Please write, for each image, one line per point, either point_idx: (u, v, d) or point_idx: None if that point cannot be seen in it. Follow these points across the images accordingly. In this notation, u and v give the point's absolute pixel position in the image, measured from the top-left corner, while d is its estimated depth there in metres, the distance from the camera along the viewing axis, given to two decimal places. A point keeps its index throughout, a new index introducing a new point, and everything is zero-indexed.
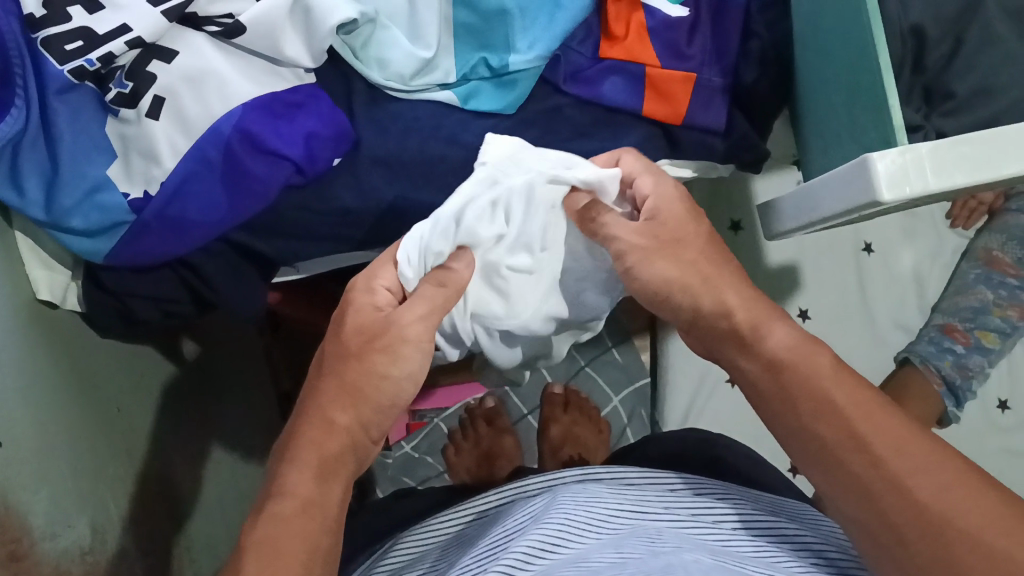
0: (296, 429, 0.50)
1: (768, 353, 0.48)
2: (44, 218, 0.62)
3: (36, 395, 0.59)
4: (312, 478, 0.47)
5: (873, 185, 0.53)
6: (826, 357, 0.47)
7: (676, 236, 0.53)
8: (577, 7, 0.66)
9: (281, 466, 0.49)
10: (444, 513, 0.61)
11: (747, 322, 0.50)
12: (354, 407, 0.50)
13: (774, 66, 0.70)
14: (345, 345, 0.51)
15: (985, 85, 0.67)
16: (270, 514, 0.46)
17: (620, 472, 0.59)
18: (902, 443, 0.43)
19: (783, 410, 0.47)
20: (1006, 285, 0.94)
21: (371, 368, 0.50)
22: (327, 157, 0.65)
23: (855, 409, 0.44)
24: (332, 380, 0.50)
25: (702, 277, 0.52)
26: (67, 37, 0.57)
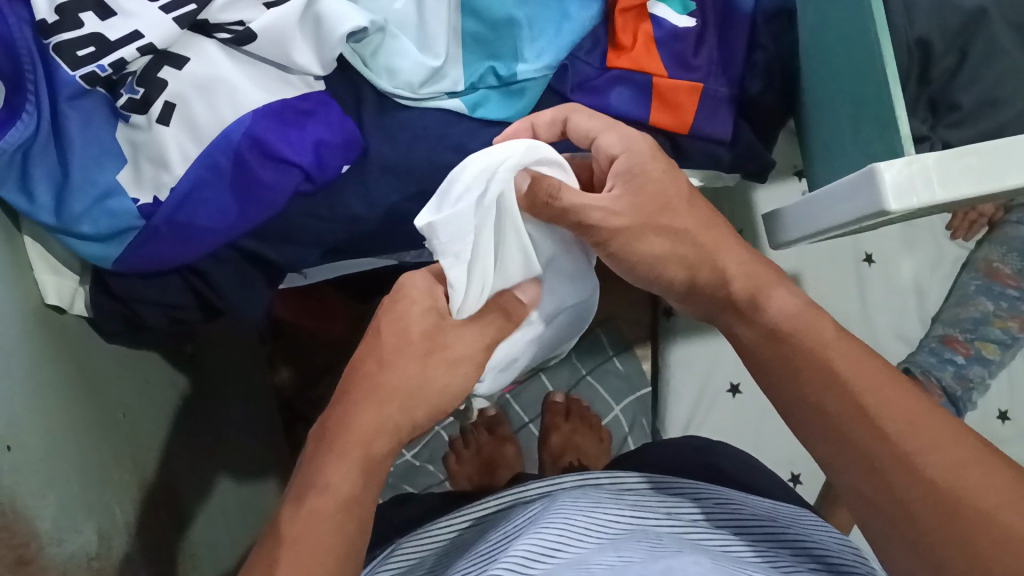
0: (339, 420, 0.51)
1: (769, 321, 0.52)
2: (53, 222, 0.61)
3: (46, 399, 0.60)
4: (353, 475, 0.49)
5: (881, 196, 0.53)
6: (829, 327, 0.50)
7: (661, 202, 0.56)
8: (586, 17, 0.67)
9: (320, 455, 0.50)
10: (443, 520, 0.61)
11: (745, 290, 0.54)
12: (402, 409, 0.52)
13: (781, 79, 0.71)
14: (408, 336, 0.53)
15: (991, 98, 0.68)
16: (309, 508, 0.47)
17: (616, 477, 0.60)
18: (913, 420, 0.43)
19: (784, 372, 0.49)
20: (1006, 297, 0.94)
21: (434, 377, 0.53)
22: (337, 166, 0.65)
23: (863, 383, 0.46)
24: (376, 380, 0.52)
25: (697, 249, 0.56)
26: (79, 43, 0.57)
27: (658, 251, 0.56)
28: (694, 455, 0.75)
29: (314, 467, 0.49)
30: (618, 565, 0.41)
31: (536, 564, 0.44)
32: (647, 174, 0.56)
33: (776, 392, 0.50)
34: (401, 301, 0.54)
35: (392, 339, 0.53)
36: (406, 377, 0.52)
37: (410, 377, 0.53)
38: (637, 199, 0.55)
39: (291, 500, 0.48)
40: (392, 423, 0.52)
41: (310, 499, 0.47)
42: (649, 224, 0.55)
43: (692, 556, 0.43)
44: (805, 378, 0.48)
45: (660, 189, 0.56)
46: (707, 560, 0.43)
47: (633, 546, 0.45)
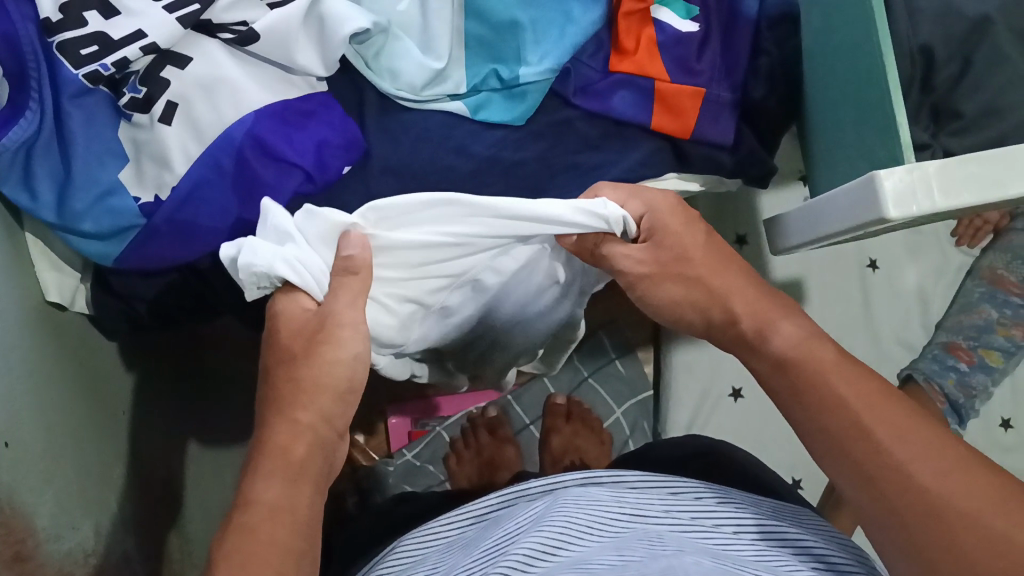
0: (262, 436, 0.52)
1: (774, 350, 0.53)
2: (54, 219, 0.62)
3: (45, 395, 0.60)
4: (276, 481, 0.49)
5: (880, 202, 0.53)
6: (829, 350, 0.51)
7: (677, 252, 0.59)
8: (589, 21, 0.67)
9: (246, 476, 0.50)
10: (449, 515, 0.59)
11: (753, 324, 0.55)
12: (308, 406, 0.53)
13: (783, 83, 0.71)
14: (288, 347, 0.55)
15: (993, 106, 0.67)
16: (240, 525, 0.47)
17: (618, 475, 0.57)
18: (902, 431, 0.45)
19: (795, 403, 0.50)
20: (1010, 304, 0.95)
21: (320, 359, 0.53)
22: (338, 166, 0.66)
23: (858, 400, 0.47)
24: (285, 385, 0.53)
25: (707, 291, 0.59)
26: (83, 42, 0.57)
27: (679, 297, 0.60)
28: (695, 459, 0.74)
29: (244, 487, 0.50)
30: (616, 565, 0.42)
31: (536, 563, 0.46)
32: (667, 229, 0.60)
33: (791, 411, 0.51)
34: (280, 330, 0.55)
35: (287, 356, 0.54)
36: (309, 375, 0.53)
37: (308, 376, 0.53)
38: (659, 254, 0.60)
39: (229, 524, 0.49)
40: (303, 424, 0.52)
41: (242, 515, 0.48)
42: (666, 273, 0.60)
43: (694, 557, 0.44)
44: (812, 405, 0.49)
45: (677, 243, 0.59)
46: (709, 560, 0.44)
47: (635, 544, 0.47)
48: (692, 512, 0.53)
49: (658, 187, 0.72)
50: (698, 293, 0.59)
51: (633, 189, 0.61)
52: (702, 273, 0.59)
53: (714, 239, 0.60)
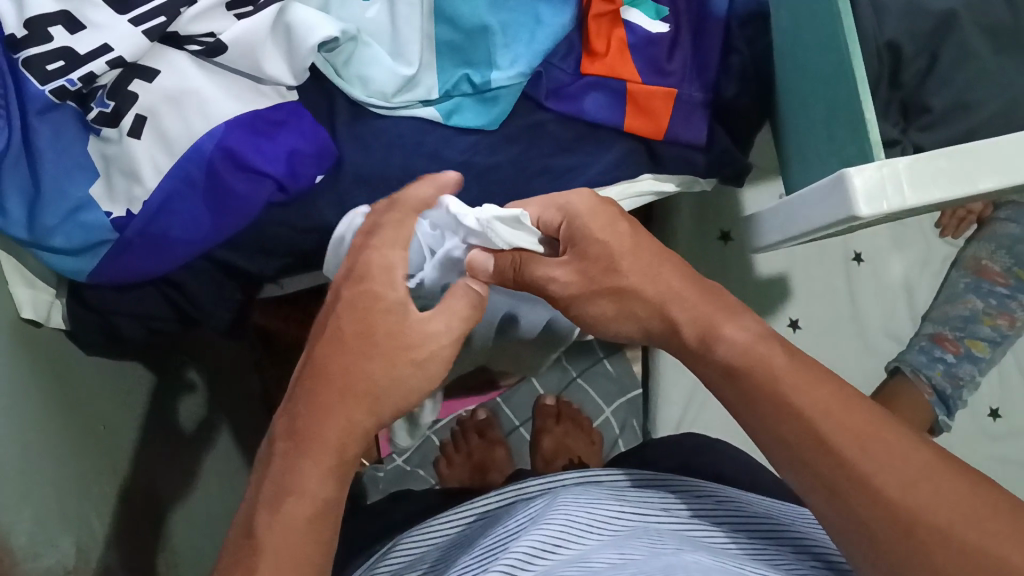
0: (315, 416, 0.47)
1: (721, 358, 0.48)
2: (26, 236, 0.62)
3: (21, 414, 0.60)
4: (332, 481, 0.46)
5: (851, 201, 0.53)
6: (782, 350, 0.47)
7: (607, 261, 0.53)
8: (560, 23, 0.67)
9: (294, 452, 0.46)
10: (445, 515, 0.60)
11: (696, 332, 0.50)
12: (378, 409, 0.49)
13: (754, 82, 0.71)
14: (371, 327, 0.50)
15: (960, 100, 0.68)
16: (282, 512, 0.44)
17: (610, 477, 0.59)
18: (865, 439, 0.42)
19: (749, 411, 0.46)
20: (995, 294, 0.94)
21: (403, 362, 0.50)
22: (310, 174, 0.65)
23: (817, 409, 0.44)
24: (349, 366, 0.49)
25: (647, 302, 0.53)
26: (49, 57, 0.57)
27: (612, 313, 0.54)
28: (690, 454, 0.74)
29: (288, 467, 0.46)
30: (618, 563, 0.41)
31: (536, 560, 0.44)
32: (589, 235, 0.54)
33: (750, 419, 0.46)
34: (365, 295, 0.51)
35: (356, 337, 0.50)
36: (377, 380, 0.49)
37: (378, 377, 0.49)
38: (585, 266, 0.54)
39: (266, 500, 0.45)
40: (364, 425, 0.49)
41: (287, 503, 0.44)
42: (595, 288, 0.54)
43: (692, 556, 0.43)
44: (767, 415, 0.45)
45: (603, 251, 0.53)
46: (707, 559, 0.43)
47: (636, 544, 0.46)
48: (688, 513, 0.54)
49: (635, 188, 0.72)
50: (638, 305, 0.53)
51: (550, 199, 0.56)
52: (635, 278, 0.53)
53: (642, 239, 0.54)
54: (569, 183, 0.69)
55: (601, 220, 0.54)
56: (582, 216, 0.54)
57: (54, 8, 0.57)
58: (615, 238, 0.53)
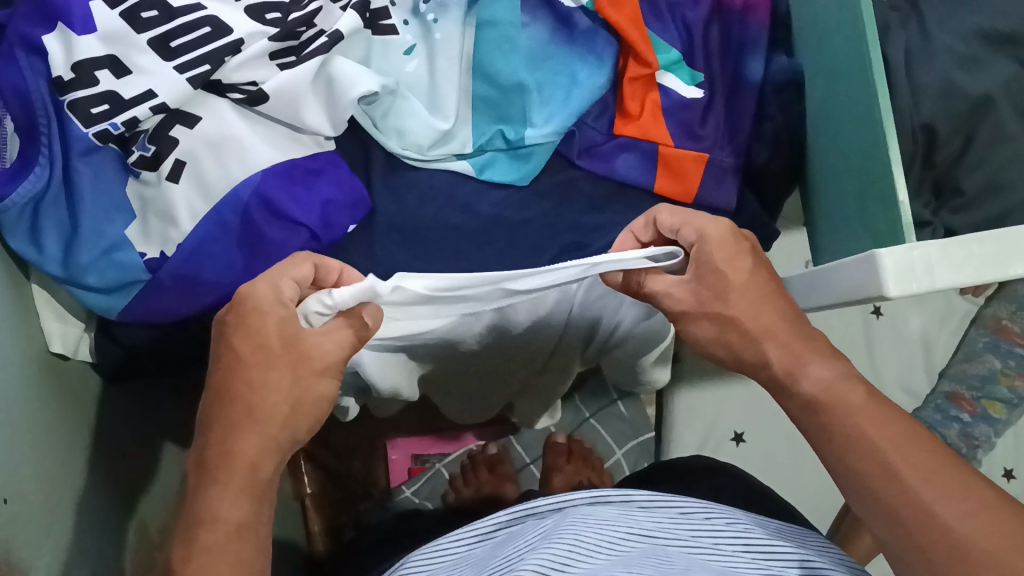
0: (227, 440, 0.45)
1: (805, 392, 0.48)
2: (60, 273, 0.62)
3: (51, 448, 0.61)
4: (246, 503, 0.44)
5: (880, 279, 0.53)
6: (861, 387, 0.47)
7: (720, 289, 0.52)
8: (594, 85, 0.69)
9: (203, 481, 0.44)
10: (455, 531, 0.51)
11: (784, 364, 0.50)
12: (284, 423, 0.46)
13: (787, 147, 0.71)
14: (272, 347, 0.47)
15: (995, 182, 0.67)
16: (202, 545, 0.42)
17: (627, 492, 0.51)
18: (929, 470, 0.43)
19: (826, 443, 0.47)
20: (1015, 354, 0.88)
21: (309, 385, 0.48)
22: (343, 224, 0.66)
23: (889, 443, 0.44)
24: (248, 391, 0.46)
25: (740, 334, 0.51)
26: (94, 100, 0.59)
27: (710, 336, 0.53)
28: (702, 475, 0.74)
29: (197, 498, 0.43)
30: None
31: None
32: (710, 262, 0.52)
33: (822, 450, 0.47)
34: (253, 313, 0.47)
35: (252, 353, 0.46)
36: (276, 397, 0.46)
37: (280, 390, 0.46)
38: (699, 286, 0.53)
39: (182, 536, 0.43)
40: (275, 441, 0.46)
41: (199, 532, 0.42)
42: (701, 309, 0.53)
43: None
44: (841, 448, 0.46)
45: (720, 278, 0.52)
46: None
47: (646, 566, 0.42)
48: (693, 530, 0.48)
49: None
50: (732, 331, 0.52)
51: (689, 215, 0.53)
52: (739, 315, 0.51)
53: (758, 278, 0.52)
54: (595, 241, 0.68)
55: (724, 253, 0.52)
56: (710, 243, 0.52)
57: (103, 52, 0.58)
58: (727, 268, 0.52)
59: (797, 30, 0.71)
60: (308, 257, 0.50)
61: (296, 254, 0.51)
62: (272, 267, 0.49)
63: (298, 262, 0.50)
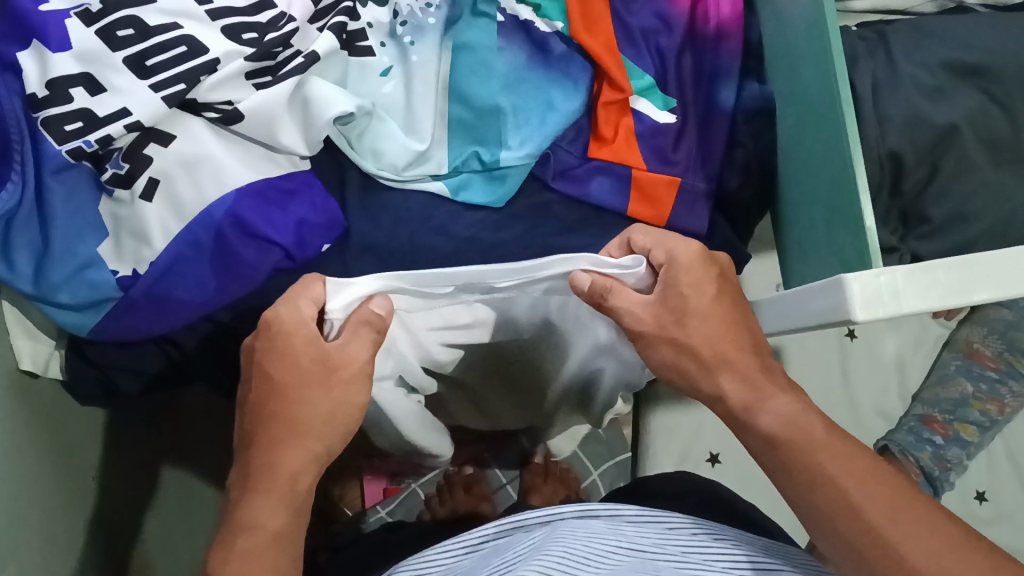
0: (263, 456, 0.50)
1: (763, 429, 0.50)
2: (32, 290, 0.62)
3: (19, 466, 0.61)
4: (283, 512, 0.48)
5: (847, 304, 0.54)
6: (819, 429, 0.48)
7: (680, 311, 0.54)
8: (570, 109, 0.69)
9: (245, 494, 0.49)
10: (441, 543, 0.51)
11: (741, 400, 0.52)
12: (319, 436, 0.51)
13: (758, 177, 0.72)
14: (300, 366, 0.52)
15: (959, 211, 0.68)
16: (240, 550, 0.46)
17: (615, 507, 0.51)
18: (895, 511, 0.44)
19: (784, 478, 0.48)
20: (986, 378, 0.95)
21: (341, 397, 0.52)
22: (317, 244, 0.67)
23: (851, 478, 0.46)
24: (280, 409, 0.51)
25: (699, 362, 0.54)
26: (68, 118, 0.59)
27: (670, 357, 0.55)
28: (683, 493, 0.74)
29: (241, 506, 0.48)
30: None
31: None
32: (675, 285, 0.54)
33: (785, 488, 0.48)
34: (283, 336, 0.52)
35: (285, 373, 0.51)
36: (309, 411, 0.51)
37: (313, 405, 0.51)
38: (661, 307, 0.55)
39: (222, 545, 0.47)
40: (311, 453, 0.51)
41: (239, 538, 0.46)
42: (659, 333, 0.55)
43: None
44: (802, 482, 0.47)
45: (682, 301, 0.54)
46: None
47: None
48: (684, 546, 0.48)
49: None
50: (687, 359, 0.54)
51: (662, 237, 0.56)
52: (697, 338, 0.54)
53: (725, 302, 0.54)
54: None
55: (686, 275, 0.54)
56: (679, 266, 0.54)
57: (77, 69, 0.59)
58: (688, 289, 0.54)
59: (769, 56, 0.72)
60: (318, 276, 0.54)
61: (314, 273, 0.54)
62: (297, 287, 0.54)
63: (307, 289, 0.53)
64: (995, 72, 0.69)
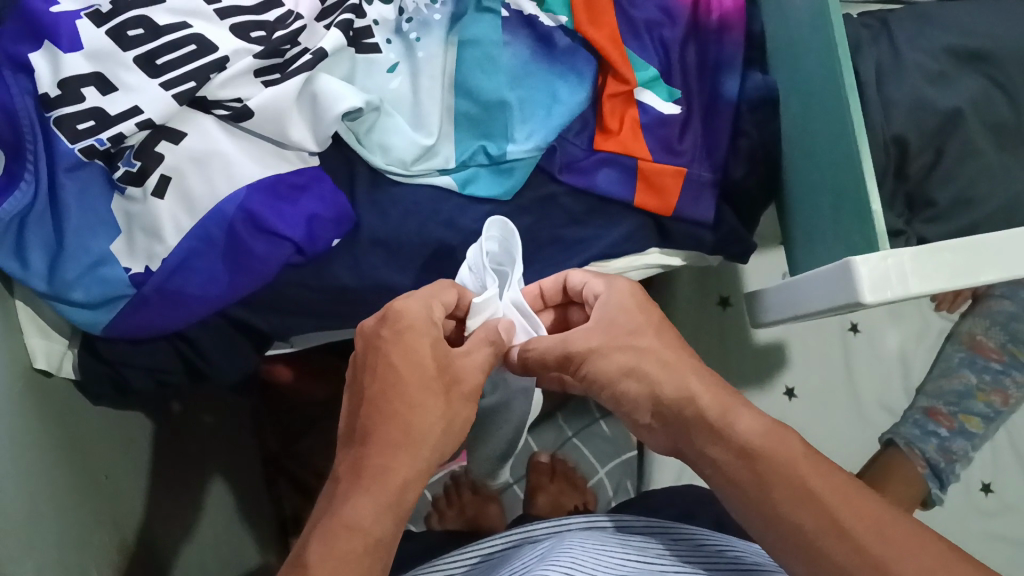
0: (374, 456, 0.47)
1: (740, 439, 0.46)
2: (45, 289, 0.62)
3: (34, 464, 0.61)
4: (388, 520, 0.45)
5: (856, 287, 0.54)
6: (798, 443, 0.46)
7: (630, 327, 0.53)
8: (576, 101, 0.70)
9: (354, 490, 0.46)
10: (451, 555, 0.60)
11: (715, 406, 0.48)
12: (433, 448, 0.49)
13: (761, 166, 0.72)
14: (426, 369, 0.50)
15: (964, 196, 0.69)
16: (340, 548, 0.44)
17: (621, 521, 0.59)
18: (881, 527, 0.41)
19: (756, 497, 0.44)
20: (989, 370, 0.94)
21: (457, 412, 0.51)
22: (327, 239, 0.66)
23: (832, 494, 0.43)
24: (399, 406, 0.49)
25: (662, 363, 0.51)
26: (78, 117, 0.59)
27: (616, 370, 0.52)
28: (694, 505, 0.74)
29: (345, 503, 0.46)
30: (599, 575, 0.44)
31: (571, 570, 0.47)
32: (620, 307, 0.55)
33: (748, 520, 0.44)
34: (409, 330, 0.51)
35: (410, 373, 0.50)
36: (430, 420, 0.49)
37: (434, 413, 0.49)
38: (609, 325, 0.54)
39: (320, 535, 0.45)
40: (425, 464, 0.48)
41: (340, 538, 0.44)
42: (616, 342, 0.53)
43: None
44: (781, 500, 0.43)
45: (630, 318, 0.54)
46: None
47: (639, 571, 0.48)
48: (689, 543, 0.54)
49: (643, 261, 0.74)
50: (648, 362, 0.51)
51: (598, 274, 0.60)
52: (655, 345, 0.52)
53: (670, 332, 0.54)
54: (578, 254, 0.71)
55: (620, 302, 0.55)
56: (614, 299, 0.55)
57: (89, 69, 0.60)
58: (632, 308, 0.54)
59: (772, 48, 0.72)
60: (451, 282, 0.58)
61: (444, 282, 0.58)
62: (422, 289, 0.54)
63: (445, 288, 0.57)
64: (997, 57, 0.70)
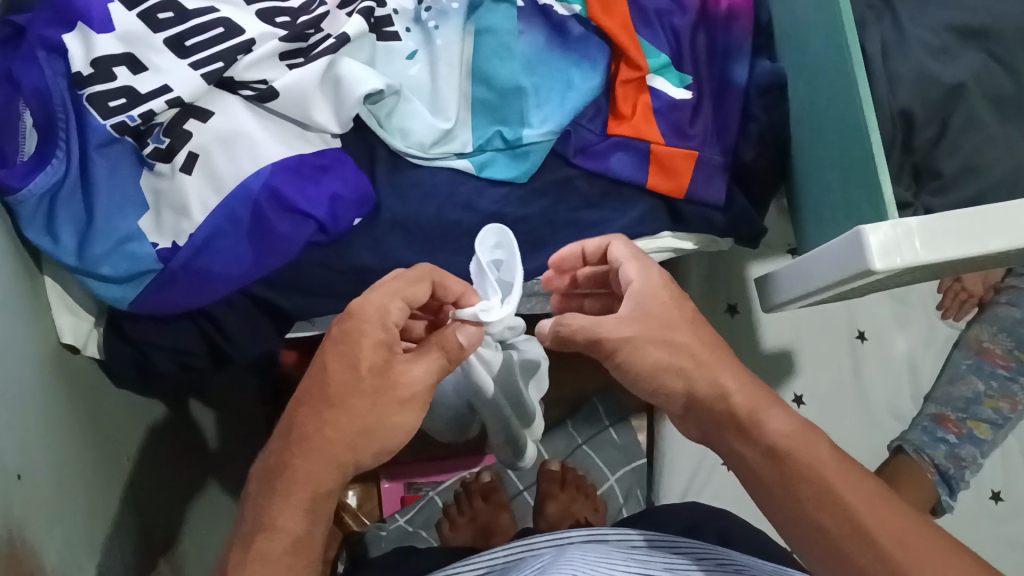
0: (296, 455, 0.48)
1: (768, 440, 0.46)
2: (74, 263, 0.65)
3: (58, 440, 0.62)
4: (304, 519, 0.47)
5: (866, 254, 0.55)
6: (826, 445, 0.45)
7: (665, 320, 0.52)
8: (589, 87, 0.72)
9: (271, 490, 0.47)
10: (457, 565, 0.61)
11: (746, 406, 0.48)
12: (358, 449, 0.49)
13: (773, 148, 0.74)
14: (360, 375, 0.50)
15: (969, 164, 0.72)
16: (258, 552, 0.46)
17: (625, 533, 0.59)
18: (905, 535, 0.41)
19: (782, 496, 0.45)
20: (996, 376, 0.95)
21: (389, 415, 0.50)
22: (349, 218, 0.68)
23: (858, 500, 0.42)
24: (323, 406, 0.49)
25: (696, 361, 0.50)
26: (111, 95, 0.61)
27: (658, 361, 0.51)
28: (709, 523, 0.74)
29: (264, 505, 0.47)
30: None
31: None
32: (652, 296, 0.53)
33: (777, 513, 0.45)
34: (353, 334, 0.50)
35: (339, 379, 0.49)
36: (354, 423, 0.49)
37: (360, 417, 0.49)
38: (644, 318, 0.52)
39: (243, 538, 0.47)
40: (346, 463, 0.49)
41: (259, 540, 0.46)
42: (650, 336, 0.51)
43: None
44: (809, 502, 0.43)
45: (666, 311, 0.52)
46: None
47: None
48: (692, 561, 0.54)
49: (654, 244, 0.75)
50: (685, 357, 0.50)
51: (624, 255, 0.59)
52: (693, 341, 0.51)
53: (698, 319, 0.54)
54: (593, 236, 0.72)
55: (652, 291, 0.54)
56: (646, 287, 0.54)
57: (120, 50, 0.62)
58: (665, 299, 0.53)
59: (778, 32, 0.75)
60: (427, 272, 0.54)
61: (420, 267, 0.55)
62: (388, 284, 0.52)
63: (418, 279, 0.54)
64: (997, 31, 0.73)
